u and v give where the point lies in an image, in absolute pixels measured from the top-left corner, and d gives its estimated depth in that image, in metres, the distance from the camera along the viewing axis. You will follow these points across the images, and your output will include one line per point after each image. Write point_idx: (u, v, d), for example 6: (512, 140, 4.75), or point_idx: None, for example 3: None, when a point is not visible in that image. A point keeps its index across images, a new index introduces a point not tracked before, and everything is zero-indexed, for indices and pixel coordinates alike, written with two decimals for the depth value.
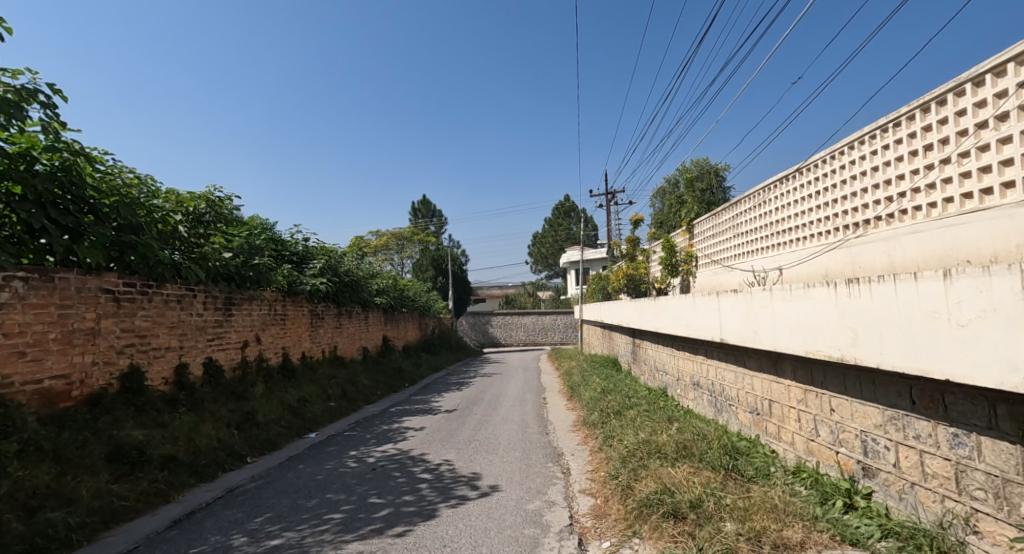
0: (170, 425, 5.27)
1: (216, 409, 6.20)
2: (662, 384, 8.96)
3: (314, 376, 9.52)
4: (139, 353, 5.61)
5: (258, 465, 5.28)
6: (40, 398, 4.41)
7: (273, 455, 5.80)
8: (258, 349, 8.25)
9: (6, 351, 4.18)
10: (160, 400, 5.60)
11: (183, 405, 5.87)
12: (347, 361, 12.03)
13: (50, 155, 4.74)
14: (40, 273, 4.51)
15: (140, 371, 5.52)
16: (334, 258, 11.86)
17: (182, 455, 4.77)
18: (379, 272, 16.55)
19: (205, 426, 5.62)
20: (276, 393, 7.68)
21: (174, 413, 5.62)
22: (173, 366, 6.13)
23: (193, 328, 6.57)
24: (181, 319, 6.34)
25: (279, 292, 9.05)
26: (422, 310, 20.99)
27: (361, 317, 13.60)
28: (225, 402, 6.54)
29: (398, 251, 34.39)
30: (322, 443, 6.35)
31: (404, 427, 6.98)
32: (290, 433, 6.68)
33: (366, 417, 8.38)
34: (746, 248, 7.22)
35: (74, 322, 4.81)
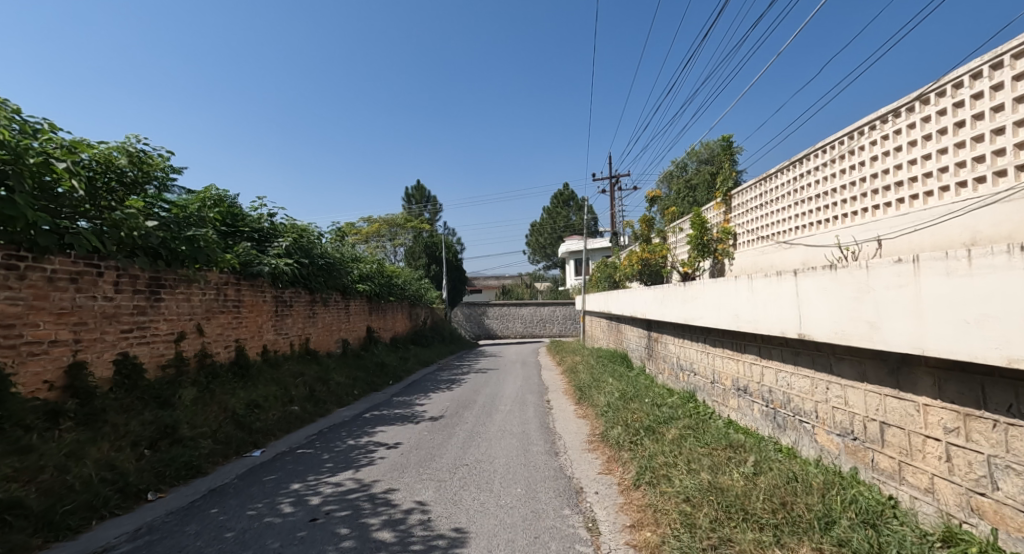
0: (38, 451, 3.77)
1: (125, 421, 4.71)
2: (689, 386, 7.52)
3: (275, 375, 8.02)
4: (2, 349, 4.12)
5: (160, 507, 3.80)
6: None
7: (190, 485, 4.31)
8: (201, 342, 6.76)
9: None
10: (32, 414, 4.09)
11: (69, 418, 4.36)
12: (321, 356, 10.55)
13: None
14: None
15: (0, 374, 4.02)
16: (306, 238, 10.35)
17: (35, 500, 3.27)
18: (364, 257, 15.01)
19: (94, 449, 4.10)
20: (220, 397, 6.18)
21: (53, 433, 4.12)
22: (65, 366, 4.64)
23: (97, 316, 5.06)
24: (78, 305, 4.83)
25: (230, 273, 7.52)
26: (412, 300, 19.50)
27: (340, 306, 12.09)
28: (141, 411, 5.04)
29: (391, 238, 32.82)
30: (263, 466, 4.86)
31: (374, 443, 5.50)
32: (228, 451, 5.20)
33: (333, 425, 6.89)
34: (816, 217, 5.75)
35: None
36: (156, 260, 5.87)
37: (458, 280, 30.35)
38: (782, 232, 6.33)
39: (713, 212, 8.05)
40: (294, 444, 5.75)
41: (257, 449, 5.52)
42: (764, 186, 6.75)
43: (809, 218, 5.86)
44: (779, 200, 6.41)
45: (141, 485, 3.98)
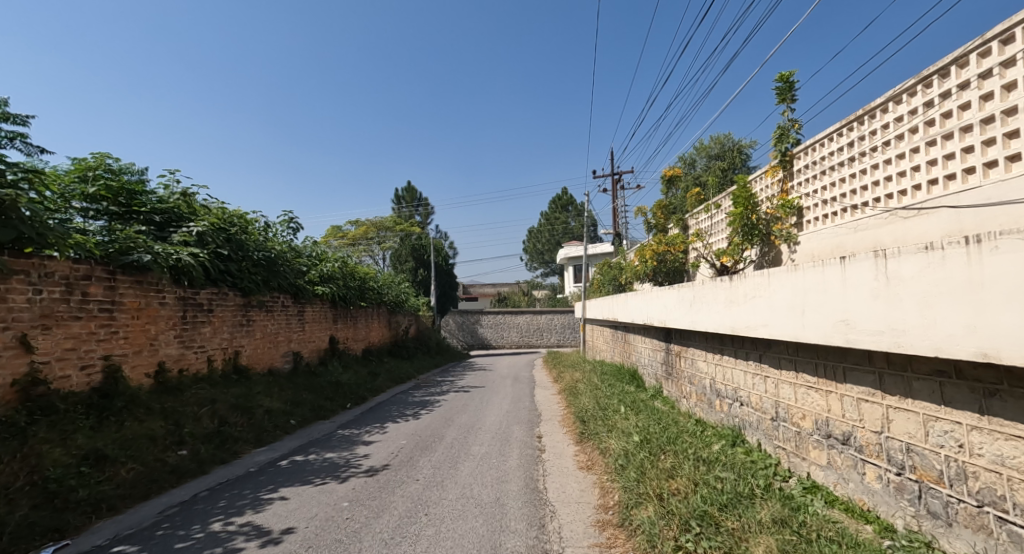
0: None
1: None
2: (732, 421, 5.37)
3: (166, 404, 5.84)
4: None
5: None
6: None
7: None
8: (29, 363, 4.65)
9: None
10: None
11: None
12: (256, 376, 8.36)
13: None
14: None
15: None
16: (236, 225, 8.23)
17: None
18: (328, 254, 12.86)
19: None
20: (32, 448, 4.06)
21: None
22: None
23: None
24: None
25: (93, 263, 5.40)
26: (392, 307, 17.30)
27: (288, 312, 9.94)
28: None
29: (378, 243, 30.72)
30: None
31: (246, 535, 3.43)
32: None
33: (225, 482, 4.72)
34: (969, 160, 3.53)
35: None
36: None
37: (449, 285, 28.14)
38: (899, 193, 4.09)
39: (762, 182, 5.94)
40: (128, 531, 3.64)
41: (53, 545, 3.43)
42: (863, 129, 4.50)
43: (955, 164, 3.64)
44: (894, 144, 4.16)
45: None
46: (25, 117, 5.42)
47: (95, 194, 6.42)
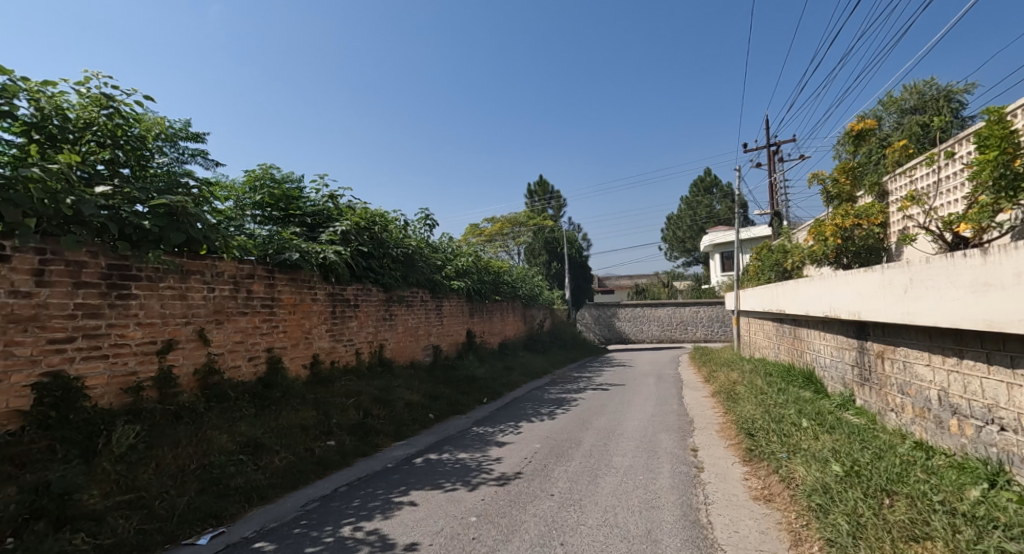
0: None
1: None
2: (977, 452, 3.98)
3: (318, 395, 6.09)
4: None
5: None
6: None
7: None
8: (207, 354, 5.05)
9: None
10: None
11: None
12: (398, 368, 8.61)
13: None
14: None
15: None
16: (379, 224, 8.48)
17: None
18: (464, 249, 13.04)
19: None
20: (205, 433, 4.36)
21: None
22: None
23: (1, 321, 3.49)
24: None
25: (255, 263, 5.77)
26: (526, 301, 17.22)
27: (427, 307, 10.15)
28: (47, 465, 3.41)
29: (513, 238, 31.20)
30: None
31: (370, 547, 3.21)
32: (153, 539, 3.27)
33: (363, 477, 4.68)
34: None
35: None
36: (115, 243, 4.18)
37: (583, 276, 27.30)
38: None
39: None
40: (272, 524, 3.66)
41: (211, 532, 3.51)
42: None
43: None
44: None
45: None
46: (202, 135, 5.89)
47: (261, 201, 7.01)
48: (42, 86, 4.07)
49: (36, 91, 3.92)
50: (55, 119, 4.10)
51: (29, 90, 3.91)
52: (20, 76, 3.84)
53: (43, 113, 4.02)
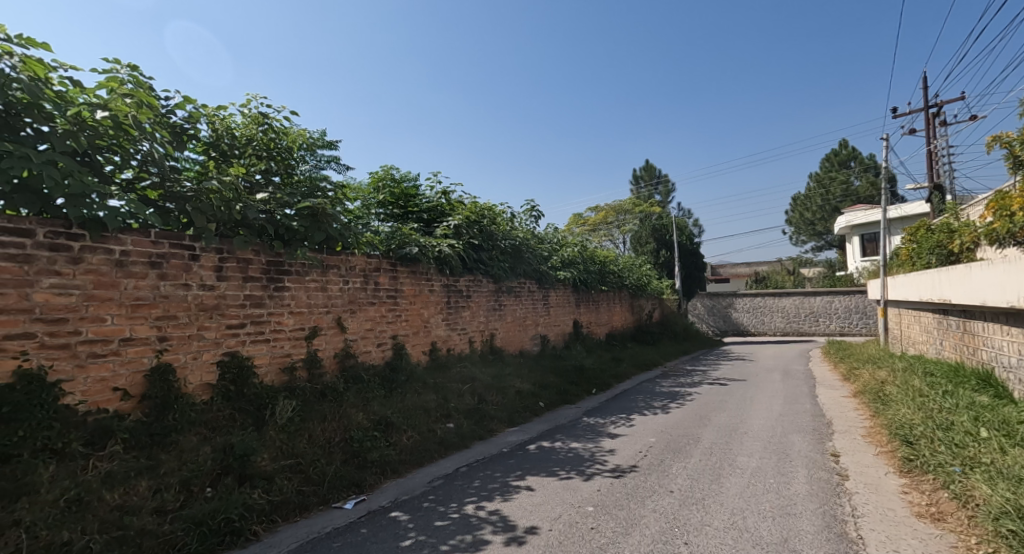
0: (32, 496, 2.83)
1: (195, 448, 3.69)
2: None
3: (437, 380, 6.48)
4: (47, 350, 3.32)
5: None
6: None
7: None
8: (344, 340, 5.59)
9: None
10: (73, 433, 3.28)
11: (121, 440, 3.47)
12: (509, 357, 8.86)
13: None
14: None
15: (48, 383, 3.25)
16: (490, 218, 8.75)
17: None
18: (570, 239, 13.02)
19: (105, 496, 3.03)
20: (345, 410, 4.84)
21: (80, 463, 3.18)
22: (148, 370, 3.82)
23: (192, 309, 4.15)
24: (161, 295, 3.94)
25: (381, 257, 6.24)
26: (634, 291, 16.80)
27: (535, 297, 10.31)
28: (228, 430, 4.02)
29: (618, 227, 30.53)
30: (322, 542, 3.27)
31: (493, 526, 3.37)
32: (309, 500, 3.79)
33: (482, 460, 4.91)
34: None
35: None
36: (273, 242, 4.77)
37: (695, 265, 25.94)
38: None
39: None
40: (404, 497, 3.99)
41: (354, 498, 3.98)
42: None
43: None
44: None
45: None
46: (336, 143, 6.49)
47: (383, 201, 7.62)
48: (217, 110, 4.75)
49: (214, 115, 4.61)
50: (226, 138, 4.78)
51: (209, 115, 4.61)
52: (202, 104, 4.48)
53: (218, 133, 4.69)
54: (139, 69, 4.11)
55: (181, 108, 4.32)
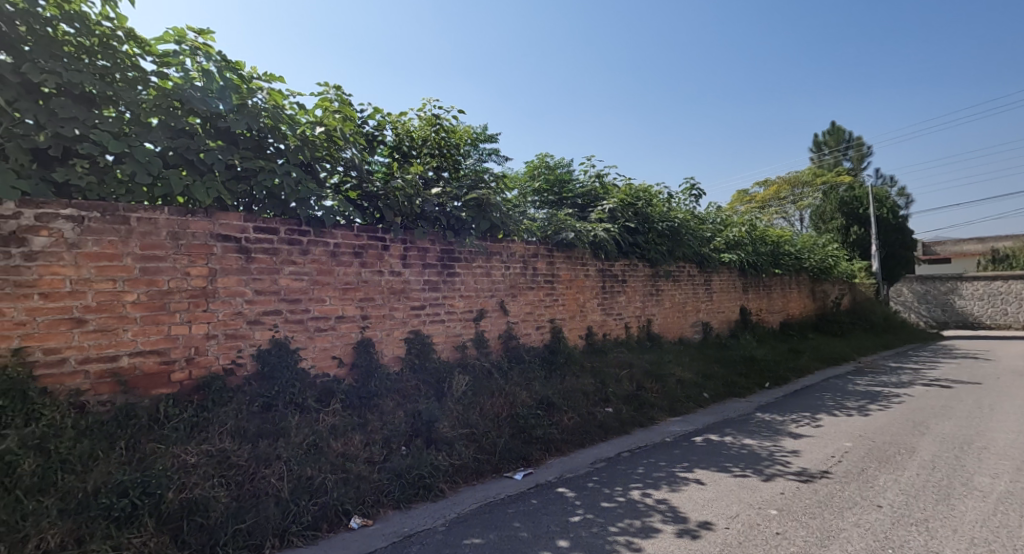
0: (285, 437, 3.56)
1: (392, 411, 4.29)
2: None
3: (595, 364, 6.54)
4: (289, 324, 4.12)
5: (343, 549, 3.06)
6: (117, 383, 3.30)
7: (405, 517, 3.47)
8: (506, 322, 5.93)
9: (54, 317, 3.09)
10: (308, 392, 4.03)
11: (340, 400, 4.15)
12: (667, 344, 8.58)
13: (160, 79, 3.66)
14: (106, 210, 3.28)
15: (287, 350, 4.04)
16: (645, 200, 8.51)
17: (219, 506, 2.93)
18: (736, 218, 12.02)
19: (332, 444, 3.70)
20: (511, 388, 5.15)
21: (315, 415, 3.89)
22: (354, 343, 4.51)
23: (385, 293, 4.77)
24: (363, 280, 4.60)
25: (538, 243, 6.46)
26: (816, 274, 14.94)
27: (696, 282, 9.77)
28: (416, 398, 4.58)
29: (794, 202, 27.28)
30: (500, 507, 3.63)
31: (662, 515, 3.36)
32: (484, 467, 4.20)
33: (644, 446, 4.88)
34: None
35: (170, 280, 3.54)
36: (446, 231, 5.25)
37: (904, 243, 21.98)
38: None
39: None
40: (569, 475, 4.21)
41: (523, 470, 4.32)
42: None
43: None
44: None
45: (346, 506, 3.34)
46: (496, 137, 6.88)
47: (539, 188, 7.83)
48: (400, 117, 5.32)
49: (396, 121, 5.16)
50: (406, 140, 5.34)
51: (393, 122, 5.18)
52: (387, 112, 5.05)
53: (400, 137, 5.27)
54: (341, 88, 4.72)
55: (372, 118, 4.94)
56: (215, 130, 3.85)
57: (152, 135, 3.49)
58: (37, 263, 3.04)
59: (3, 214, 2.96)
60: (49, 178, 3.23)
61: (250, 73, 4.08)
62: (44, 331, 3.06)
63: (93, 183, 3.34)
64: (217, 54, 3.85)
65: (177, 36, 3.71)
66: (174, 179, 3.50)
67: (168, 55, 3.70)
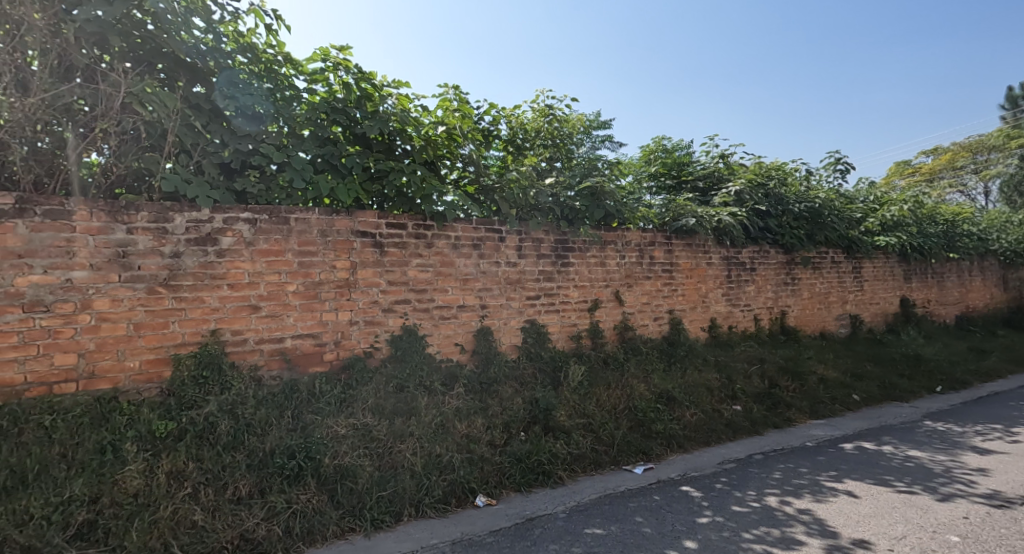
0: (416, 416, 3.87)
1: (512, 398, 4.44)
2: None
3: (719, 358, 6.19)
4: (417, 312, 4.43)
5: (471, 524, 3.29)
6: (281, 361, 3.80)
7: (527, 500, 3.62)
8: (622, 313, 5.83)
9: (234, 305, 3.64)
10: (434, 375, 4.31)
11: (463, 384, 4.39)
12: (805, 339, 7.83)
13: (311, 95, 4.10)
14: (270, 213, 3.77)
15: (417, 336, 4.35)
16: (778, 178, 7.78)
17: (366, 474, 3.36)
18: (902, 195, 10.41)
19: (457, 425, 3.94)
20: (627, 380, 5.07)
21: (441, 397, 4.16)
22: (475, 331, 4.73)
23: (502, 283, 4.93)
24: (481, 271, 4.80)
25: (656, 231, 6.23)
26: (1010, 257, 12.53)
27: (841, 269, 8.76)
28: (533, 386, 4.69)
29: (975, 174, 23.18)
30: (622, 498, 3.65)
31: (806, 527, 3.17)
32: (603, 458, 4.24)
33: (778, 451, 4.74)
34: None
35: (321, 272, 3.99)
36: (559, 222, 5.27)
37: None
38: None
39: None
40: (694, 473, 4.15)
41: (642, 464, 4.28)
42: None
43: None
44: None
45: (472, 484, 3.60)
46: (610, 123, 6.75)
47: (655, 172, 7.55)
48: (514, 110, 5.42)
49: (510, 114, 5.24)
50: (519, 133, 5.40)
51: (507, 115, 5.28)
52: (502, 107, 5.17)
53: (513, 130, 5.31)
54: (458, 88, 4.91)
55: (487, 114, 5.09)
56: (353, 139, 4.25)
57: (304, 146, 3.95)
58: (219, 259, 3.59)
59: (201, 218, 3.53)
60: (232, 188, 3.82)
61: (382, 81, 4.39)
62: (227, 315, 3.62)
63: (262, 190, 3.86)
64: (355, 67, 4.21)
65: (323, 55, 4.12)
66: (323, 183, 3.94)
67: (318, 73, 4.13)
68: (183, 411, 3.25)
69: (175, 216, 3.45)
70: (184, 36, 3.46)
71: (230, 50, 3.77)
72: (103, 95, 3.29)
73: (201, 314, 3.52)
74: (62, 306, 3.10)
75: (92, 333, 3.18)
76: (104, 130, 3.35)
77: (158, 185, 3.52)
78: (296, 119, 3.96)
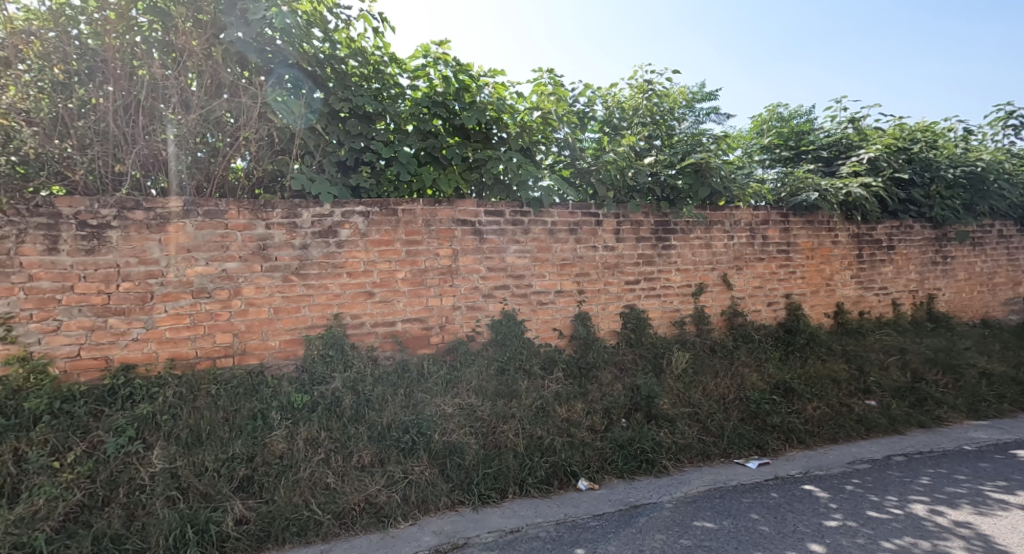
0: (517, 398, 3.98)
1: (611, 383, 4.39)
2: None
3: (848, 347, 5.58)
4: (516, 298, 4.52)
5: (574, 506, 3.33)
6: (394, 342, 4.10)
7: (630, 486, 3.59)
8: (731, 298, 5.46)
9: (352, 291, 3.98)
10: (533, 359, 4.38)
11: (562, 368, 4.42)
12: (961, 326, 6.76)
13: (414, 90, 4.30)
14: (380, 206, 4.06)
15: (516, 322, 4.45)
16: (925, 138, 6.70)
17: (473, 451, 3.53)
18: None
19: (557, 409, 3.98)
20: (737, 369, 4.78)
21: (540, 381, 4.23)
22: (573, 316, 4.73)
23: (600, 268, 4.86)
24: (579, 256, 4.77)
25: (770, 208, 5.72)
26: None
27: (1011, 245, 7.41)
28: (634, 372, 4.60)
29: None
30: (734, 493, 3.47)
31: (965, 543, 2.80)
32: (711, 449, 4.05)
33: (923, 455, 4.16)
34: None
35: (426, 260, 4.22)
36: (659, 202, 5.05)
37: None
38: None
39: None
40: (818, 472, 3.81)
41: (757, 459, 4.03)
42: None
43: None
44: None
45: (573, 467, 3.63)
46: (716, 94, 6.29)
47: (769, 144, 6.94)
48: (611, 89, 5.27)
49: (606, 95, 5.13)
50: (616, 113, 5.27)
51: (603, 96, 5.17)
52: (597, 87, 5.05)
53: (610, 111, 5.22)
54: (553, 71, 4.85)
55: (582, 96, 4.99)
56: (453, 130, 4.41)
57: (409, 141, 4.21)
58: (339, 249, 3.94)
59: (324, 213, 3.89)
60: (349, 183, 4.12)
61: (479, 71, 4.44)
62: (347, 300, 3.97)
63: (374, 183, 4.15)
64: (452, 60, 4.33)
65: (424, 52, 4.30)
66: (426, 174, 4.18)
67: (419, 70, 4.33)
68: (315, 386, 3.65)
69: (303, 211, 3.84)
70: (305, 47, 3.77)
71: (342, 54, 4.04)
72: (244, 108, 3.73)
73: (326, 299, 3.90)
74: (220, 292, 3.62)
75: (242, 316, 3.68)
76: (247, 137, 3.81)
77: (289, 184, 3.95)
78: (401, 115, 4.18)
